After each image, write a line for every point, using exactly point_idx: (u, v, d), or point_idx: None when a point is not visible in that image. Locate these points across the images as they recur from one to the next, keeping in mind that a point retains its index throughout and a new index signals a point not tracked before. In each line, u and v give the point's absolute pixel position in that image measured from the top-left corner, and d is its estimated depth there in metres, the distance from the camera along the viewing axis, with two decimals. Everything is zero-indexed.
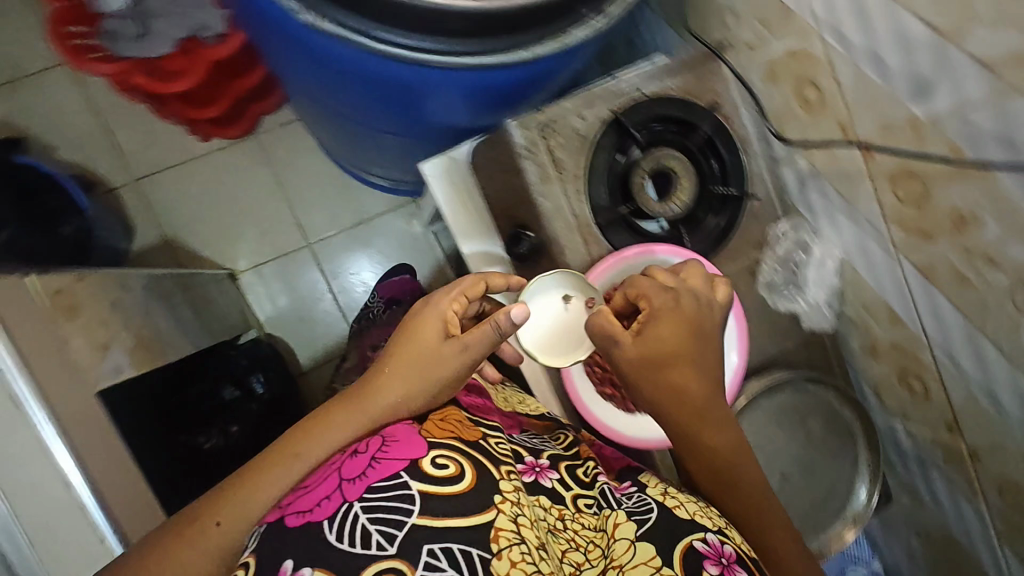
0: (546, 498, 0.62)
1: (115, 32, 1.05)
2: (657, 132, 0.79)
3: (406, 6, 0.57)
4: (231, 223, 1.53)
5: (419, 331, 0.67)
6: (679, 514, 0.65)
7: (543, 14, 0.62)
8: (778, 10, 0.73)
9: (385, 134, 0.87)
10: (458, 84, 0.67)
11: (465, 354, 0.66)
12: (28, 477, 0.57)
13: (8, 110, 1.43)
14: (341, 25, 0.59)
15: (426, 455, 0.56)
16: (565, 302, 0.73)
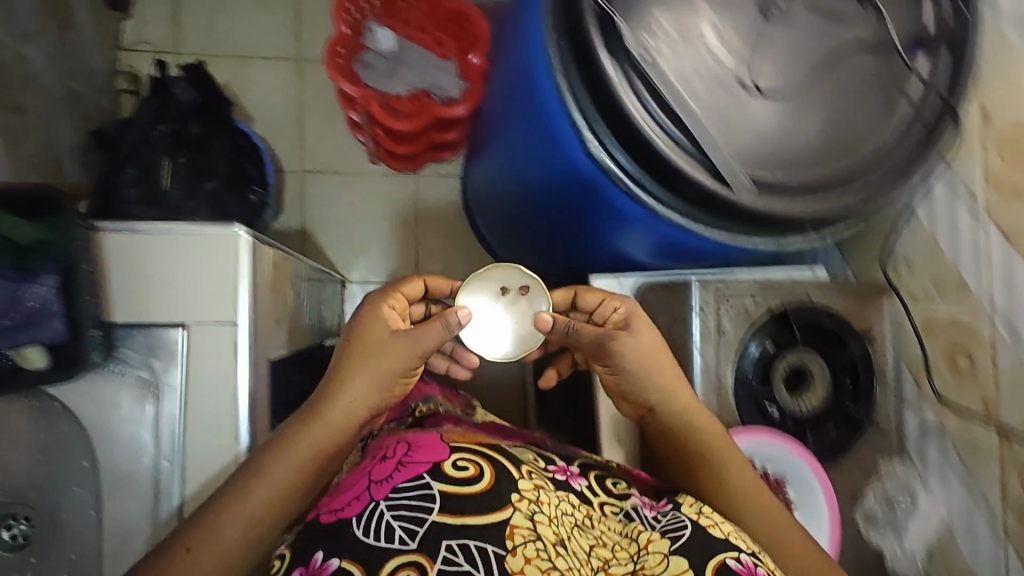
0: (575, 499, 0.63)
1: (371, 65, 1.22)
2: (810, 337, 0.86)
3: (666, 169, 0.67)
4: (362, 237, 1.65)
5: (364, 334, 0.69)
6: (714, 533, 0.58)
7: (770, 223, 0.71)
8: (957, 283, 0.81)
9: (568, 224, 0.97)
10: (670, 234, 0.76)
11: (413, 346, 0.67)
12: (209, 424, 0.64)
13: (230, 76, 1.61)
14: (609, 156, 0.70)
15: (447, 458, 0.59)
16: (500, 294, 0.77)
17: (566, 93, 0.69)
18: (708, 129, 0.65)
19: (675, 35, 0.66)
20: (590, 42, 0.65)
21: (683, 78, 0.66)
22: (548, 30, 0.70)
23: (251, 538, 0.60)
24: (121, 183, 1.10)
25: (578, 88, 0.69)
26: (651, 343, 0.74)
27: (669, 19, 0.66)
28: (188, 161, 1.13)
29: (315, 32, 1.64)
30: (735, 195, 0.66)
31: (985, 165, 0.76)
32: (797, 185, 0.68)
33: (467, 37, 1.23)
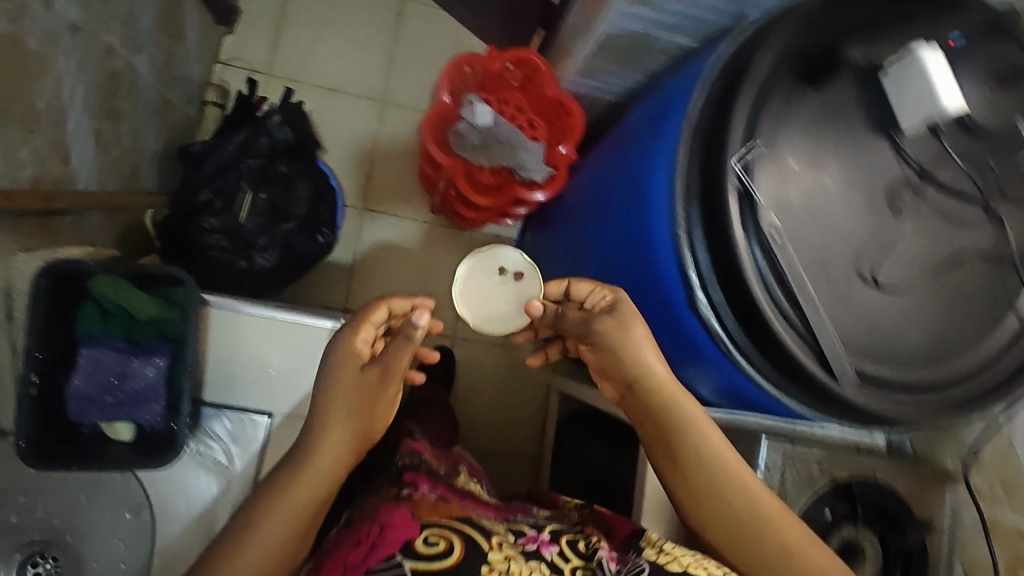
0: (545, 564, 0.66)
1: (462, 136, 1.21)
2: (869, 516, 0.84)
3: (770, 335, 0.66)
4: (408, 284, 1.65)
5: (338, 370, 0.71)
6: (671, 568, 0.65)
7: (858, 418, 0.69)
8: None
9: None
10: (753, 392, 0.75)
11: (385, 374, 0.70)
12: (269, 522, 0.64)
13: (313, 105, 1.64)
14: (711, 303, 0.70)
15: (418, 535, 0.65)
16: (501, 273, 0.95)
17: (685, 246, 0.70)
18: (824, 316, 0.65)
19: (804, 217, 0.67)
20: (722, 210, 0.66)
21: (807, 261, 0.66)
22: (676, 182, 0.71)
23: None
24: (202, 208, 1.11)
25: (699, 245, 0.69)
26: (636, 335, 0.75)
27: (802, 200, 0.67)
28: (268, 198, 1.14)
29: (404, 79, 1.68)
30: (838, 386, 0.65)
31: None
32: (900, 384, 0.68)
33: (561, 127, 1.25)
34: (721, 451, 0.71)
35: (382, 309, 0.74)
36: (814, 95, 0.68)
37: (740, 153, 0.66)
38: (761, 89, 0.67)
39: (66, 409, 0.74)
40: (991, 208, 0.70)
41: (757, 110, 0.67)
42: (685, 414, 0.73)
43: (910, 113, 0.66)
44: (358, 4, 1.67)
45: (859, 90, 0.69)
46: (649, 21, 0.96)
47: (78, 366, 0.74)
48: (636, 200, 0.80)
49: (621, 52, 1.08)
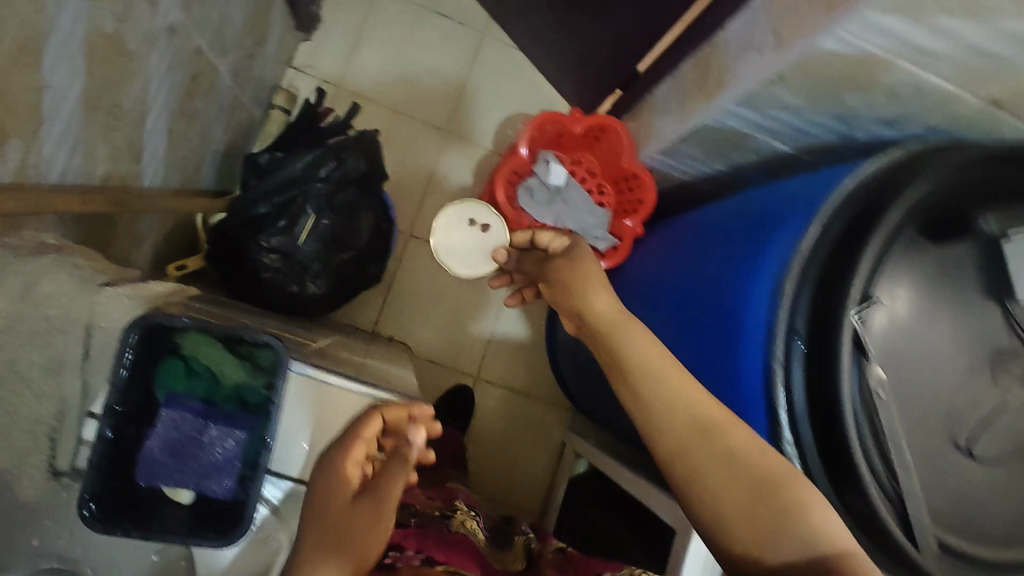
0: None
1: (533, 192, 1.23)
2: None
3: (853, 485, 0.62)
4: (439, 318, 1.64)
5: (328, 497, 0.65)
6: None
7: None
8: None
9: None
10: None
11: (382, 500, 0.66)
12: None
13: (377, 125, 1.63)
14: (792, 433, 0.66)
15: None
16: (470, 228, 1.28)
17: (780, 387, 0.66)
18: (917, 484, 0.62)
19: (910, 374, 0.65)
20: (833, 362, 0.62)
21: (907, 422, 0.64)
22: (778, 314, 0.67)
23: None
24: (263, 224, 1.08)
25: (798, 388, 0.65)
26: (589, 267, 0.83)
27: (910, 358, 0.65)
28: (331, 224, 1.12)
29: (471, 112, 1.68)
30: (923, 559, 0.62)
31: None
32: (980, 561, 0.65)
33: (630, 201, 1.27)
34: (682, 375, 0.65)
35: (376, 420, 0.72)
36: (936, 250, 0.66)
37: (859, 306, 0.62)
38: (889, 237, 0.64)
39: (136, 471, 0.60)
40: None
41: (882, 261, 0.64)
42: (633, 334, 0.71)
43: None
44: (438, 31, 1.67)
45: (979, 252, 0.67)
46: (751, 123, 0.95)
47: (157, 426, 0.61)
48: (723, 315, 0.76)
49: (712, 142, 1.07)
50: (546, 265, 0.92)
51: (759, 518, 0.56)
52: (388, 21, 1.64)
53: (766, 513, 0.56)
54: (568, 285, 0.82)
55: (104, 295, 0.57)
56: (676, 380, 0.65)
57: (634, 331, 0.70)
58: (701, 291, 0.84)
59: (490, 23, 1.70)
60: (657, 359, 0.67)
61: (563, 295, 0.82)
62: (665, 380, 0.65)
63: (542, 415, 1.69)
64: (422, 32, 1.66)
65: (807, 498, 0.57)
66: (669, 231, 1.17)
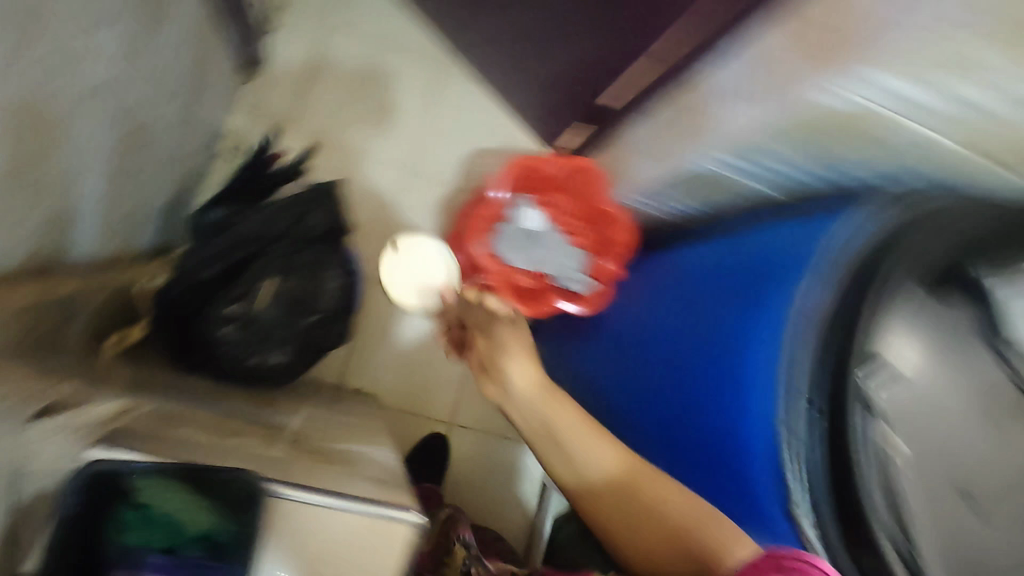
0: None
1: (504, 235, 1.22)
2: None
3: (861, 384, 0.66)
4: (407, 365, 1.56)
5: None
6: None
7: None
8: None
9: (656, 387, 0.88)
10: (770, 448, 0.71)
11: None
12: None
13: (332, 168, 1.55)
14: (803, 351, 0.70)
15: None
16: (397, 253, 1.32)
17: (788, 473, 0.69)
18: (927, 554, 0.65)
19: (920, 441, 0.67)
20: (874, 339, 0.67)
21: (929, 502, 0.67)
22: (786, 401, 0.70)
23: None
24: (214, 296, 0.99)
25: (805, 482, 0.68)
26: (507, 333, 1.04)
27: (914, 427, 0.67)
28: (294, 287, 1.04)
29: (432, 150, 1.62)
30: None
31: None
32: None
33: (604, 241, 1.26)
34: (592, 438, 0.84)
35: None
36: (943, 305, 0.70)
37: (863, 369, 0.67)
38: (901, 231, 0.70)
39: None
40: None
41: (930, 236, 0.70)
42: (565, 419, 0.87)
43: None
44: (393, 67, 1.60)
45: (976, 308, 0.71)
46: (736, 170, 0.92)
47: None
48: (741, 269, 0.82)
49: (694, 184, 1.03)
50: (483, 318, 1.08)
51: (687, 549, 0.72)
52: (338, 60, 1.57)
53: (655, 534, 0.75)
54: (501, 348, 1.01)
55: (30, 437, 0.49)
56: (615, 457, 0.82)
57: (529, 372, 0.94)
58: (683, 347, 0.85)
59: (447, 56, 1.64)
60: (579, 423, 0.86)
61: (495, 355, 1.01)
62: (598, 450, 0.83)
63: (523, 458, 1.63)
64: (375, 68, 1.59)
65: (713, 531, 0.72)
66: (658, 264, 1.13)
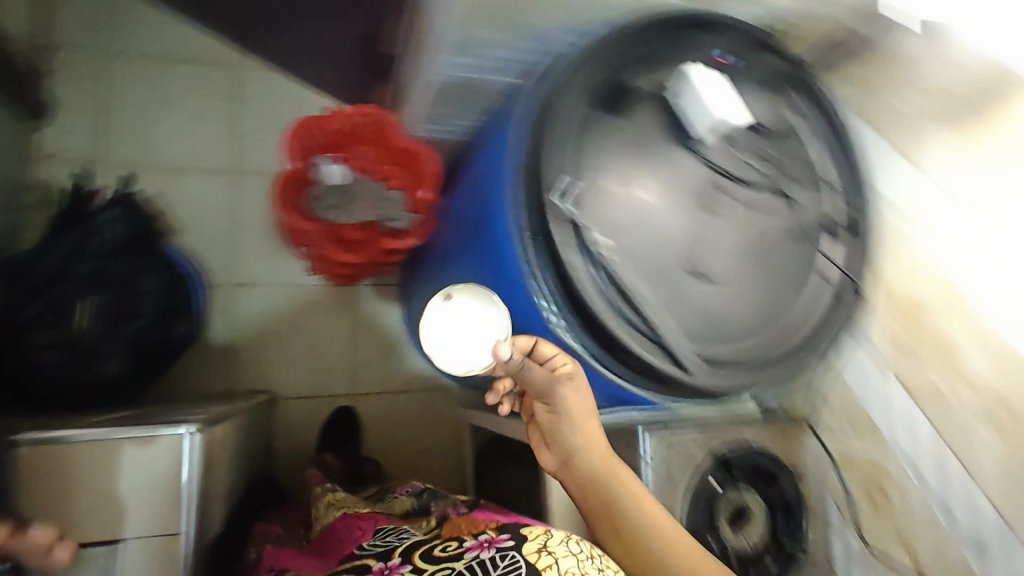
0: None
1: (315, 199, 1.20)
2: (746, 477, 0.94)
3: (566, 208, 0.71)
4: (294, 351, 1.60)
5: None
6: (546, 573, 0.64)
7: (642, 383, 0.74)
8: (869, 423, 0.91)
9: (476, 259, 0.96)
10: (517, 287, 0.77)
11: None
12: None
13: (154, 189, 1.53)
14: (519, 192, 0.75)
15: None
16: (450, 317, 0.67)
17: (538, 298, 0.73)
18: (666, 321, 0.72)
19: (626, 239, 0.73)
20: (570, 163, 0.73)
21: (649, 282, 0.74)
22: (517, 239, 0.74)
23: None
24: (30, 326, 0.99)
25: (555, 301, 0.72)
26: (580, 403, 0.76)
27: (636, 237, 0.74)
28: (113, 299, 1.05)
29: (248, 146, 1.61)
30: (692, 377, 0.72)
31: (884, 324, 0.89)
32: (737, 360, 0.77)
33: (415, 171, 1.26)
34: (653, 509, 0.74)
35: None
36: (617, 120, 0.76)
37: (558, 187, 0.71)
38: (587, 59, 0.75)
39: None
40: (782, 191, 0.82)
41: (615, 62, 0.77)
42: (632, 495, 0.75)
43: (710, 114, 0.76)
44: (184, 75, 1.58)
45: (656, 111, 0.78)
46: (474, 69, 0.99)
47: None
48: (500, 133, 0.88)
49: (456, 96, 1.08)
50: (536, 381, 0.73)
51: None
52: (126, 81, 1.55)
53: None
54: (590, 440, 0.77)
55: None
56: (652, 516, 0.74)
57: (596, 430, 0.77)
58: (479, 218, 0.93)
59: (237, 50, 1.63)
60: (630, 483, 0.76)
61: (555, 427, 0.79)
62: (648, 523, 0.73)
63: (434, 408, 1.68)
64: (167, 80, 1.57)
65: None
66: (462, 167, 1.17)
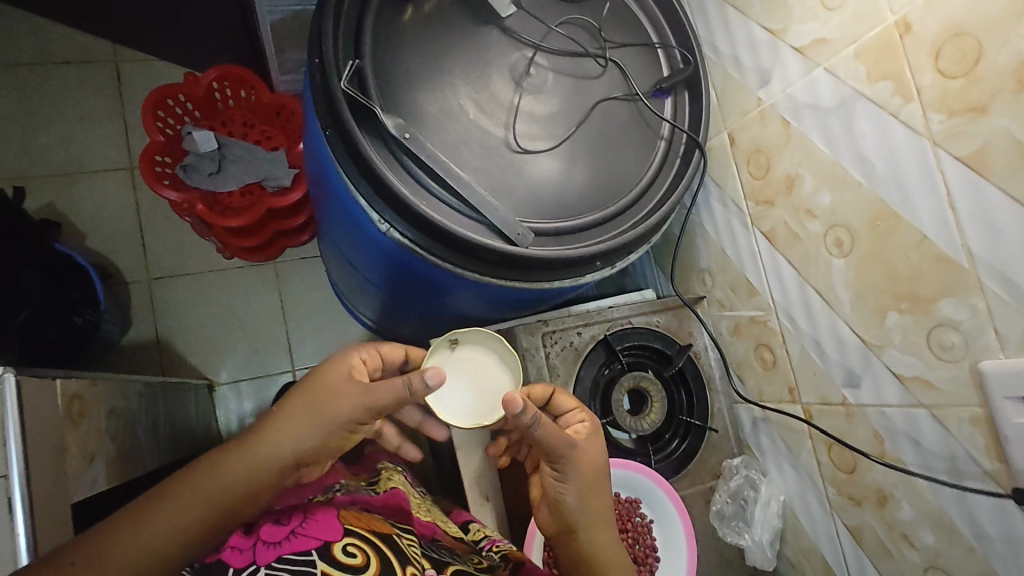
0: None
1: (192, 166, 1.20)
2: (638, 358, 0.92)
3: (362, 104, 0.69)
4: (224, 336, 1.58)
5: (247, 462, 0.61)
6: None
7: (483, 266, 0.73)
8: (746, 283, 0.90)
9: (326, 193, 0.94)
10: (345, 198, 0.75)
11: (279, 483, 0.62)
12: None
13: (55, 196, 1.53)
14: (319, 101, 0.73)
15: (340, 540, 0.57)
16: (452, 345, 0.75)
17: (360, 198, 0.71)
18: (485, 196, 0.70)
19: (431, 129, 0.72)
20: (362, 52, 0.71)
21: (465, 165, 0.72)
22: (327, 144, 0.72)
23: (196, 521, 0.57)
24: None
25: (373, 198, 0.70)
26: (598, 465, 0.69)
27: (445, 122, 0.73)
28: None
29: (143, 140, 1.60)
30: (524, 249, 0.71)
31: (740, 179, 0.87)
32: (574, 230, 0.75)
33: (294, 129, 1.28)
34: None
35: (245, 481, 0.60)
36: (409, 9, 0.75)
37: (343, 74, 0.68)
38: None
39: None
40: (605, 59, 0.81)
41: None
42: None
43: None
44: (65, 81, 1.58)
45: None
46: None
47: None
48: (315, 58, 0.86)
49: (298, 33, 1.09)
50: (542, 442, 0.65)
51: None
52: (7, 95, 1.54)
53: None
54: (587, 509, 0.67)
55: None
56: None
57: (603, 501, 0.69)
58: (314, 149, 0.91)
59: (115, 48, 1.62)
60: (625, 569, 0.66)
61: (547, 486, 0.69)
62: None
63: None
64: (50, 88, 1.56)
65: None
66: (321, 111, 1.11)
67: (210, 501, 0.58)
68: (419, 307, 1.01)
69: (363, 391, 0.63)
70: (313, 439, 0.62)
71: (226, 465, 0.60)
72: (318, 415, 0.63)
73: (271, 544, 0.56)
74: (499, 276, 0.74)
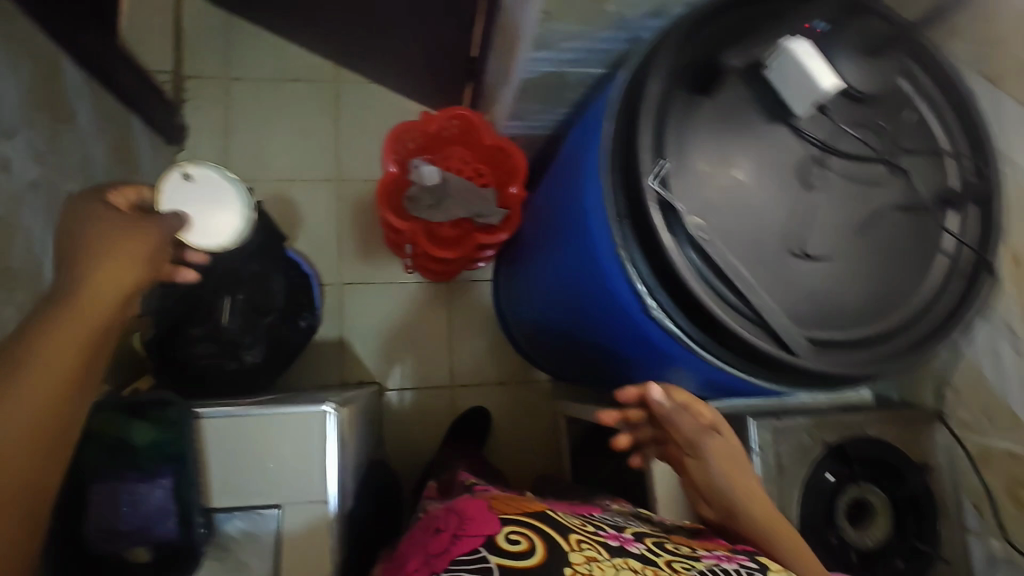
0: (636, 561, 0.62)
1: (415, 198, 1.28)
2: (867, 471, 0.88)
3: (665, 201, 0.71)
4: (398, 346, 1.70)
5: (60, 345, 0.53)
6: None
7: (745, 364, 0.73)
8: (1005, 411, 0.84)
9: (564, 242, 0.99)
10: (614, 272, 0.79)
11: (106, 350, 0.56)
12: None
13: (273, 199, 1.70)
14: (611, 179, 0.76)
15: (500, 531, 0.62)
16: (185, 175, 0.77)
17: (639, 283, 0.75)
18: (770, 300, 0.70)
19: (721, 224, 0.73)
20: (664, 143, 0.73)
21: (750, 265, 0.72)
22: (613, 224, 0.76)
23: (46, 415, 0.51)
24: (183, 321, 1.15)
25: (655, 286, 0.73)
26: (734, 445, 0.75)
27: (735, 217, 0.73)
28: (247, 297, 1.19)
29: (350, 156, 1.75)
30: (801, 359, 0.70)
31: (1018, 303, 0.81)
32: (849, 343, 0.73)
33: (506, 171, 1.33)
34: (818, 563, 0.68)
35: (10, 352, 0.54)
36: (710, 103, 0.75)
37: (654, 171, 0.71)
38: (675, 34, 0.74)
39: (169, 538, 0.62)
40: (895, 164, 0.77)
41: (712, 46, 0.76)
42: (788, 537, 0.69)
43: (800, 93, 0.72)
44: (293, 96, 1.75)
45: (748, 86, 0.76)
46: (558, 61, 1.02)
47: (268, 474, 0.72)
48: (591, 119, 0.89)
49: (542, 90, 1.14)
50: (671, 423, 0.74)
51: None
52: (248, 105, 1.73)
53: None
54: (733, 485, 0.72)
55: None
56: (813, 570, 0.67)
57: (742, 469, 0.74)
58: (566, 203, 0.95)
59: (337, 69, 1.78)
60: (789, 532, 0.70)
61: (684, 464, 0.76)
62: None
63: (527, 400, 1.74)
64: (280, 101, 1.74)
65: None
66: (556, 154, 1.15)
67: (42, 391, 0.51)
68: (630, 364, 1.03)
69: (132, 233, 0.61)
70: (134, 290, 0.58)
71: (45, 340, 0.52)
72: (119, 271, 0.58)
73: (439, 555, 0.62)
74: (763, 377, 0.74)
